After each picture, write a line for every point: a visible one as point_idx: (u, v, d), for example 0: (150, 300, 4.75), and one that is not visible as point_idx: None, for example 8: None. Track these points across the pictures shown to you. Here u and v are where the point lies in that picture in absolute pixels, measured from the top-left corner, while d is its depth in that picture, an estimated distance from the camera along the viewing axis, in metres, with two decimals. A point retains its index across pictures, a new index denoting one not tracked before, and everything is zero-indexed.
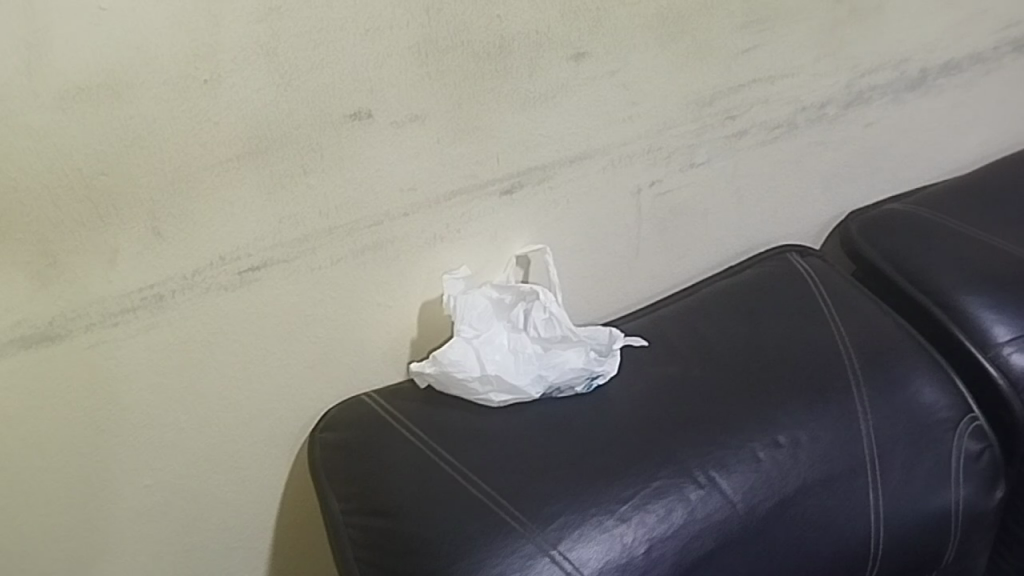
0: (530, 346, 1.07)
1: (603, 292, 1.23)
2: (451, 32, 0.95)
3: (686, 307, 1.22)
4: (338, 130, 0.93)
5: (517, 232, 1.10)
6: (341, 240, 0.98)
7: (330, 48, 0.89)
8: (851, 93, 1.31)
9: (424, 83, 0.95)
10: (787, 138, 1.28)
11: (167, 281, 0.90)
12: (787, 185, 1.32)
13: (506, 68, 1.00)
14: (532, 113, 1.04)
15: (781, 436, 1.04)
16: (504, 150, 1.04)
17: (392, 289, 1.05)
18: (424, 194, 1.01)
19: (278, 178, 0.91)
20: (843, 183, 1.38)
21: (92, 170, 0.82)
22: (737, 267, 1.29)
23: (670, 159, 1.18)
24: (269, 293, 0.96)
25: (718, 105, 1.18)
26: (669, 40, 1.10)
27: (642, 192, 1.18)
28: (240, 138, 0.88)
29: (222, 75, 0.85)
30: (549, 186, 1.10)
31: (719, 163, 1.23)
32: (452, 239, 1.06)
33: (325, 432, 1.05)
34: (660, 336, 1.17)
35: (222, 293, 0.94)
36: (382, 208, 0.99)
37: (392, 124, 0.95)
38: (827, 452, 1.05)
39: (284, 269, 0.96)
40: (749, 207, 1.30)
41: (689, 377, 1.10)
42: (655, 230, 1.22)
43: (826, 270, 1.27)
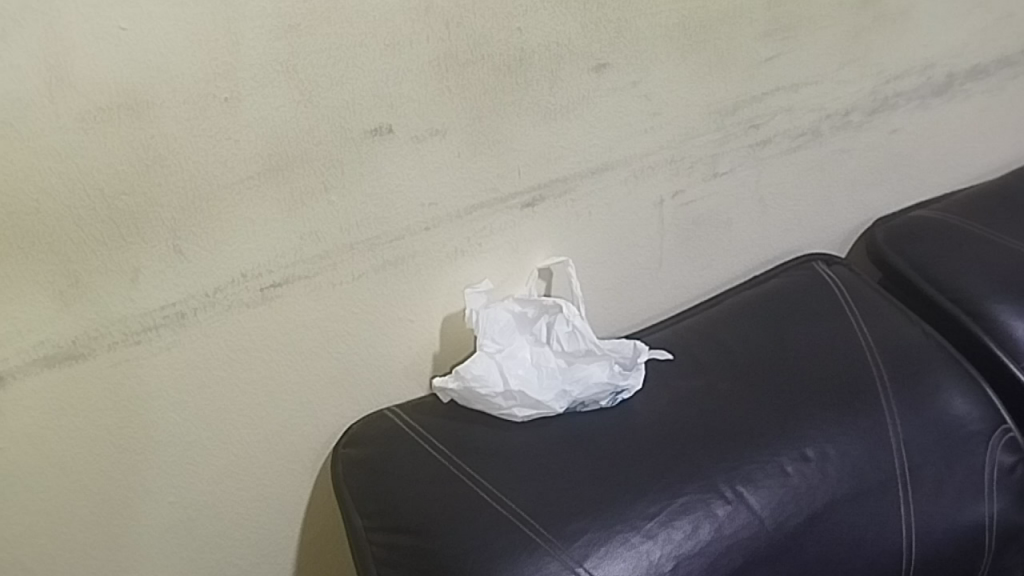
0: (554, 361, 1.07)
1: (626, 304, 1.21)
2: (471, 46, 0.94)
3: (710, 318, 1.20)
4: (359, 146, 0.92)
5: (539, 245, 1.09)
6: (362, 256, 0.98)
7: (350, 64, 0.88)
8: (876, 100, 1.29)
9: (444, 98, 0.95)
10: (811, 146, 1.26)
11: (189, 299, 0.90)
12: (812, 193, 1.30)
13: (527, 80, 0.99)
14: (553, 126, 1.03)
15: (809, 450, 1.03)
16: (526, 163, 1.04)
17: (414, 303, 1.04)
18: (445, 208, 1.01)
19: (299, 195, 0.91)
20: (869, 190, 1.36)
21: (114, 190, 0.82)
22: (760, 277, 1.28)
23: (693, 169, 1.16)
24: (291, 309, 0.96)
25: (741, 114, 1.17)
26: (691, 50, 1.09)
27: (664, 204, 1.16)
28: (262, 155, 0.87)
29: (242, 94, 0.84)
30: (571, 199, 1.09)
31: (743, 172, 1.21)
32: (474, 252, 1.05)
33: (347, 448, 1.04)
34: (685, 348, 1.15)
35: (244, 310, 0.93)
36: (403, 223, 0.99)
37: (413, 139, 0.95)
38: (855, 466, 1.03)
39: (306, 285, 0.96)
40: (773, 217, 1.28)
41: (715, 391, 1.08)
42: (678, 241, 1.21)
43: (853, 279, 1.25)
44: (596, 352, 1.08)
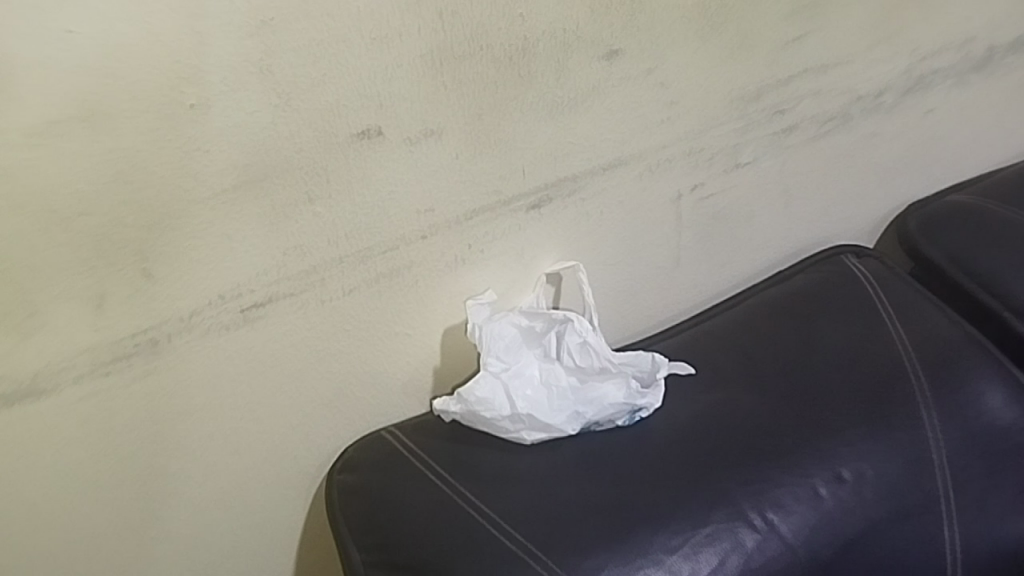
0: (564, 379, 0.97)
1: (640, 305, 1.13)
2: (467, 37, 0.84)
3: (731, 321, 1.12)
4: (346, 152, 0.83)
5: (546, 248, 1.01)
6: (352, 269, 0.89)
7: (333, 61, 0.79)
8: (909, 79, 1.19)
9: (440, 95, 0.85)
10: (841, 132, 1.16)
11: (162, 324, 0.82)
12: (839, 181, 1.21)
13: (530, 72, 0.89)
14: (560, 120, 0.94)
15: (845, 471, 0.95)
16: (530, 163, 0.94)
17: (411, 316, 0.96)
18: (442, 215, 0.92)
19: (280, 208, 0.82)
20: (901, 175, 1.26)
21: (71, 211, 0.73)
22: (785, 275, 1.20)
23: (712, 161, 1.07)
24: (276, 329, 0.88)
25: (766, 100, 1.07)
26: (711, 32, 0.99)
27: (682, 199, 1.08)
28: (236, 167, 0.78)
29: (211, 99, 0.75)
30: (580, 198, 1.00)
31: (766, 162, 1.12)
32: (475, 259, 0.97)
33: (343, 473, 0.97)
34: (707, 356, 1.07)
35: (223, 333, 0.85)
36: (395, 232, 0.90)
37: (404, 141, 0.85)
38: (894, 486, 0.96)
39: (291, 302, 0.87)
40: (798, 207, 1.19)
41: (740, 404, 1.00)
42: (696, 237, 1.12)
43: (885, 275, 1.18)
44: (610, 368, 0.99)
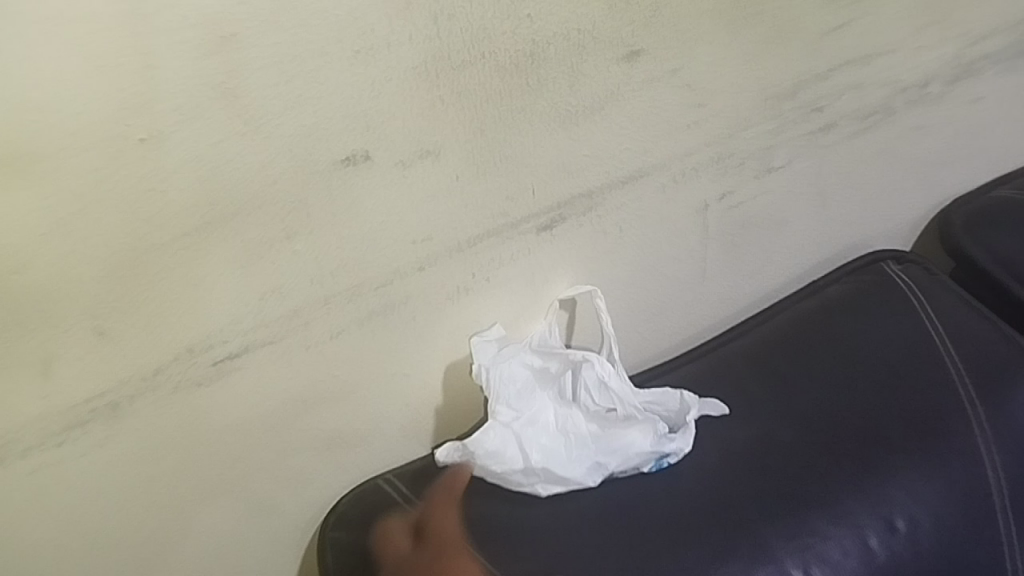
0: (584, 426, 0.87)
1: (663, 324, 1.02)
2: (468, 43, 0.72)
3: (761, 340, 1.01)
4: (329, 180, 0.71)
5: (559, 271, 0.89)
6: (341, 309, 0.78)
7: (311, 79, 0.67)
8: (957, 66, 1.07)
9: (437, 111, 0.73)
10: (882, 127, 1.05)
11: (122, 386, 0.71)
12: (878, 179, 1.09)
13: (540, 79, 0.78)
14: (574, 131, 0.82)
15: (899, 520, 0.86)
16: (541, 180, 0.83)
17: (409, 354, 0.85)
18: (442, 243, 0.80)
19: (254, 248, 0.71)
20: (944, 169, 1.15)
21: (4, 269, 0.62)
22: (819, 286, 1.09)
23: (743, 166, 0.96)
24: (255, 380, 0.77)
25: (802, 97, 0.95)
26: (742, 25, 0.87)
27: (709, 208, 0.96)
28: (199, 206, 0.67)
29: (164, 131, 0.63)
30: (597, 215, 0.88)
31: (801, 163, 1.00)
32: (479, 289, 0.85)
33: (335, 530, 0.86)
34: (737, 384, 0.97)
35: (194, 389, 0.75)
36: (389, 266, 0.79)
37: (396, 164, 0.74)
38: (954, 531, 0.88)
39: (271, 350, 0.77)
40: (833, 210, 1.08)
41: (778, 442, 0.90)
42: (723, 249, 1.01)
43: (929, 282, 1.06)
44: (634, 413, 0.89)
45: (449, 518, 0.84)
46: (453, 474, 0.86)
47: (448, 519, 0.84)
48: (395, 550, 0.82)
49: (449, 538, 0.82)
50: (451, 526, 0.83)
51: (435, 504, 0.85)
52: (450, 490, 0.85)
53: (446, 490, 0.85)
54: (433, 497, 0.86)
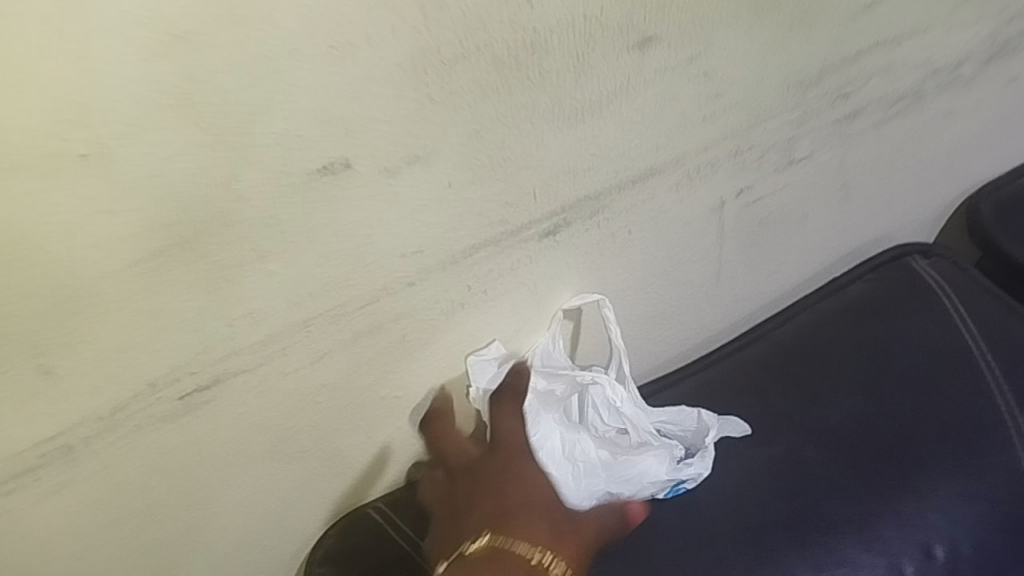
0: (593, 453, 0.81)
1: (674, 330, 0.94)
2: (463, 35, 0.64)
3: (779, 344, 0.93)
4: (305, 192, 0.63)
5: (564, 280, 0.81)
6: (323, 332, 0.70)
7: (283, 80, 0.58)
8: (991, 46, 0.99)
9: (428, 111, 0.65)
10: (911, 113, 0.96)
11: (77, 428, 0.63)
12: (906, 168, 1.01)
13: (543, 73, 0.69)
14: (579, 129, 0.74)
15: (938, 548, 0.80)
16: (544, 184, 0.74)
17: (400, 376, 0.78)
18: (434, 256, 0.72)
19: (222, 271, 0.63)
20: (974, 156, 1.07)
21: None
22: (840, 284, 1.00)
23: (762, 160, 0.88)
24: (228, 412, 0.70)
25: (828, 84, 0.87)
26: (766, 7, 0.78)
27: (726, 205, 0.88)
28: (156, 227, 0.58)
29: (111, 144, 0.54)
30: (605, 218, 0.80)
31: (824, 154, 0.92)
32: (477, 303, 0.77)
33: (323, 566, 0.80)
34: (756, 394, 0.89)
35: (159, 426, 0.67)
36: (375, 284, 0.70)
37: (382, 172, 0.65)
38: (990, 555, 0.83)
39: (245, 379, 0.69)
40: (857, 202, 1.00)
41: (803, 460, 0.83)
42: (741, 248, 0.93)
43: (958, 277, 0.98)
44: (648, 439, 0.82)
45: (517, 422, 0.79)
46: (515, 376, 0.80)
47: (511, 422, 0.79)
48: (461, 452, 0.80)
49: (515, 444, 0.78)
50: (518, 432, 0.79)
51: (499, 405, 0.79)
52: (516, 392, 0.79)
53: (512, 392, 0.79)
54: (499, 397, 0.80)
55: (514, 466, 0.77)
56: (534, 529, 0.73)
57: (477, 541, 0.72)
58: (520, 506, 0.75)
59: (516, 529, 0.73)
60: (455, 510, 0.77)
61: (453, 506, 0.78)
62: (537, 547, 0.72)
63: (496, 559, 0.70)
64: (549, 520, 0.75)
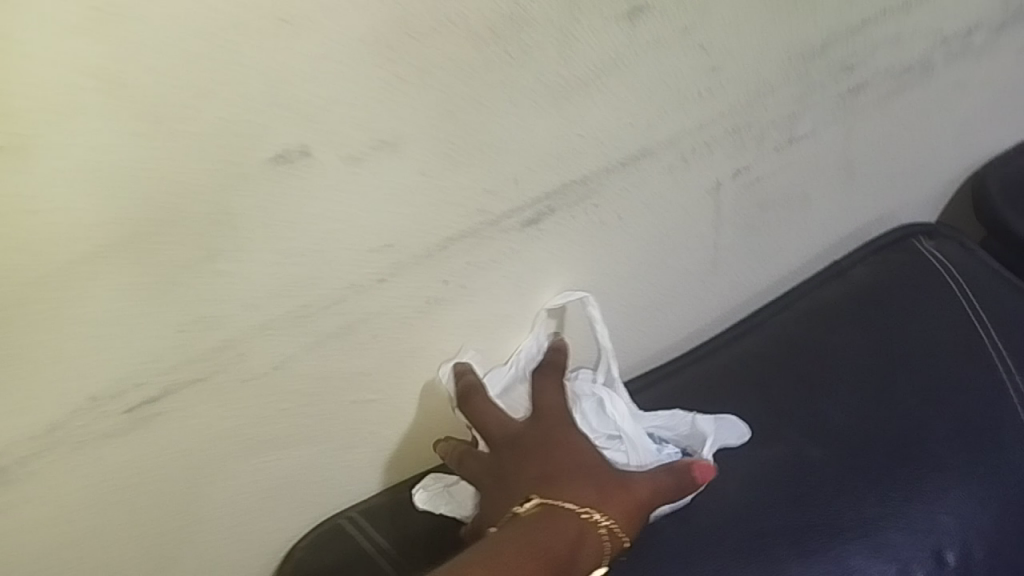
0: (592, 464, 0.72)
1: (667, 321, 0.88)
2: (435, 6, 0.57)
3: (775, 333, 0.87)
4: (260, 183, 0.56)
5: (549, 271, 0.75)
6: (285, 335, 0.64)
7: (232, 58, 0.52)
8: (1001, 13, 0.93)
9: (397, 92, 0.58)
10: (918, 85, 0.90)
11: (10, 448, 0.57)
12: (912, 145, 0.95)
13: (524, 47, 0.63)
14: (565, 107, 0.67)
15: (950, 554, 0.75)
16: (526, 169, 0.68)
17: (373, 380, 0.71)
18: (406, 250, 0.66)
19: (168, 271, 0.56)
20: (981, 131, 1.01)
21: None
22: (841, 267, 0.93)
23: (762, 138, 0.81)
24: (182, 425, 0.63)
25: (832, 55, 0.81)
26: None
27: (723, 187, 0.82)
28: (90, 225, 0.52)
29: (33, 133, 0.48)
30: (593, 204, 0.74)
31: (827, 131, 0.86)
32: (456, 299, 0.71)
33: None
34: (754, 390, 0.83)
35: (105, 443, 0.60)
36: (341, 282, 0.64)
37: (347, 160, 0.59)
38: (1004, 557, 0.78)
39: (200, 389, 0.62)
40: (861, 181, 0.94)
41: (807, 461, 0.77)
42: (738, 233, 0.87)
43: (964, 257, 0.92)
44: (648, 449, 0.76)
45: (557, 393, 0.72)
46: (555, 352, 0.74)
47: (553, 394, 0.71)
48: (498, 417, 0.70)
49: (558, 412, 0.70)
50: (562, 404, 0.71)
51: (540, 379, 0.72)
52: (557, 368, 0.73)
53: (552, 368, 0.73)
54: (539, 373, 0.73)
55: (559, 429, 0.69)
56: (582, 491, 0.65)
57: (526, 505, 0.64)
58: (565, 466, 0.67)
59: (562, 490, 0.65)
60: (501, 473, 0.68)
61: (497, 470, 0.68)
62: (584, 508, 0.64)
63: (545, 522, 0.62)
64: (597, 479, 0.66)
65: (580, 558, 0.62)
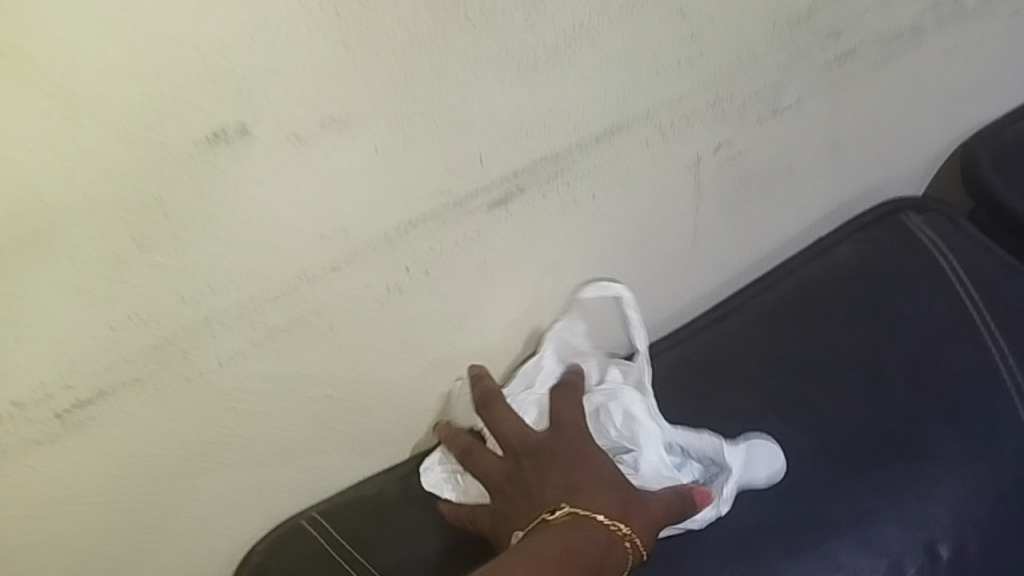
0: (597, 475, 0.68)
1: (644, 303, 0.84)
2: None
3: (759, 316, 0.82)
4: (194, 164, 0.51)
5: (519, 255, 0.70)
6: (231, 330, 0.58)
7: (155, 25, 0.46)
8: None
9: (345, 63, 0.53)
10: (908, 52, 0.86)
11: None
12: (901, 115, 0.91)
13: (486, 12, 0.58)
14: (533, 78, 0.62)
15: (943, 547, 0.73)
16: (492, 145, 0.63)
17: (331, 375, 0.66)
18: (361, 235, 0.60)
19: (93, 262, 0.51)
20: (971, 99, 0.97)
21: None
22: (827, 244, 0.88)
23: (744, 109, 0.77)
24: (121, 431, 0.58)
25: (819, 21, 0.77)
26: None
27: (703, 162, 0.77)
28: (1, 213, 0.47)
29: None
30: (565, 182, 0.69)
31: (814, 101, 0.81)
32: (418, 287, 0.66)
33: None
34: (736, 377, 0.78)
35: (34, 452, 0.55)
36: (290, 270, 0.59)
37: (292, 138, 0.54)
38: (994, 548, 0.76)
39: (139, 390, 0.57)
40: (848, 154, 0.89)
41: (794, 452, 0.74)
42: (719, 210, 0.82)
43: (953, 233, 0.88)
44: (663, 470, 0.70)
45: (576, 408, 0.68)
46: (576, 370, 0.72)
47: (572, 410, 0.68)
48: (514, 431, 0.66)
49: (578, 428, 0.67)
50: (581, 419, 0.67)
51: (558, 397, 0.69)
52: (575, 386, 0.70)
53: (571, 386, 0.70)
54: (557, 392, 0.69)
55: (582, 439, 0.65)
56: (609, 499, 0.61)
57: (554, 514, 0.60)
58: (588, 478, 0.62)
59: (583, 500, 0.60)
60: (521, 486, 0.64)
61: (518, 480, 0.64)
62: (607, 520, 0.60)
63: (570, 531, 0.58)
64: (623, 489, 0.62)
65: (610, 566, 0.58)
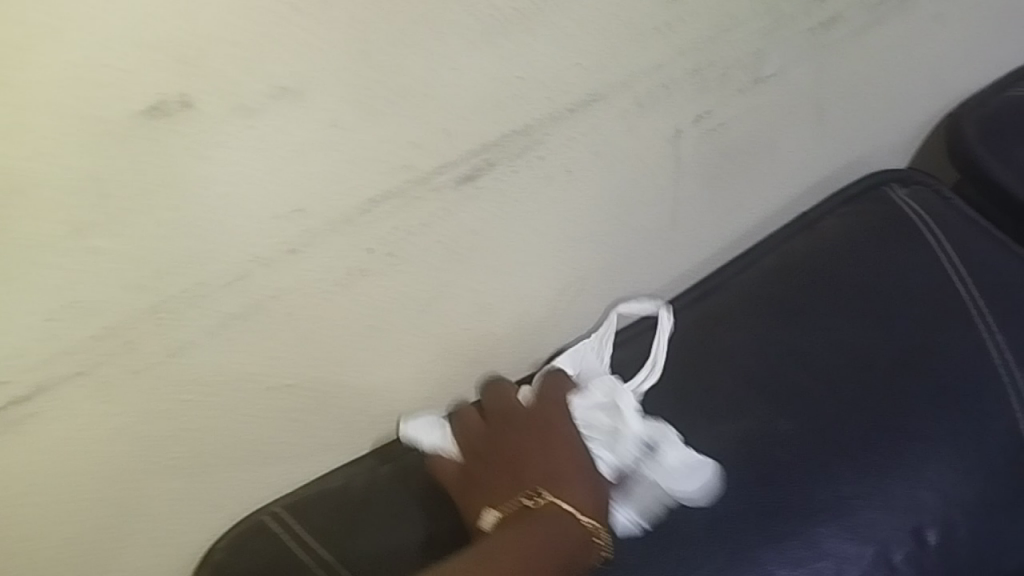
0: None
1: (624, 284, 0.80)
2: None
3: (743, 296, 0.79)
4: (134, 137, 0.47)
5: (490, 233, 0.67)
6: (181, 317, 0.54)
7: None
8: None
9: (298, 27, 0.49)
10: (891, 18, 0.83)
11: None
12: (886, 84, 0.88)
13: None
14: (503, 44, 0.58)
15: (930, 532, 0.71)
16: (460, 117, 0.59)
17: (292, 364, 0.62)
18: (320, 215, 0.57)
19: (25, 245, 0.47)
20: (955, 69, 0.94)
21: None
22: (809, 220, 0.85)
23: (726, 78, 0.73)
24: (63, 426, 0.54)
25: None
26: None
27: (683, 135, 0.74)
28: None
29: None
30: (539, 156, 0.65)
31: (797, 70, 0.78)
32: (383, 269, 0.62)
33: None
34: (720, 360, 0.75)
35: None
36: (244, 253, 0.55)
37: (241, 109, 0.50)
38: (981, 532, 0.74)
39: (82, 383, 0.53)
40: (831, 126, 0.86)
41: (779, 436, 0.71)
42: (700, 186, 0.79)
43: (941, 208, 0.85)
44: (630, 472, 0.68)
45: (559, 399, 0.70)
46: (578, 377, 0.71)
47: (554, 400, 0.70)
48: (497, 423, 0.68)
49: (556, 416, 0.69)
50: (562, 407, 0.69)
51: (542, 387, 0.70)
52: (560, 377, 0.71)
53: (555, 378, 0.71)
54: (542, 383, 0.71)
55: (561, 429, 0.67)
56: (582, 492, 0.63)
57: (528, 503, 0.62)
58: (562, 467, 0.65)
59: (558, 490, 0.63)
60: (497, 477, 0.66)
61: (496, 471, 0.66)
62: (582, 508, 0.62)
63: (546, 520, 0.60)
64: (596, 482, 0.65)
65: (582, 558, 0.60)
